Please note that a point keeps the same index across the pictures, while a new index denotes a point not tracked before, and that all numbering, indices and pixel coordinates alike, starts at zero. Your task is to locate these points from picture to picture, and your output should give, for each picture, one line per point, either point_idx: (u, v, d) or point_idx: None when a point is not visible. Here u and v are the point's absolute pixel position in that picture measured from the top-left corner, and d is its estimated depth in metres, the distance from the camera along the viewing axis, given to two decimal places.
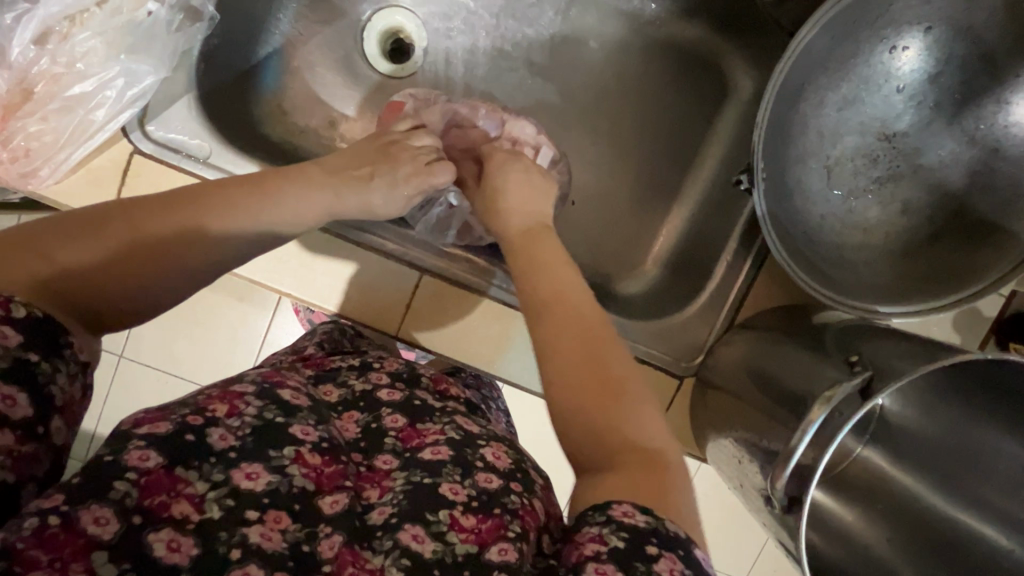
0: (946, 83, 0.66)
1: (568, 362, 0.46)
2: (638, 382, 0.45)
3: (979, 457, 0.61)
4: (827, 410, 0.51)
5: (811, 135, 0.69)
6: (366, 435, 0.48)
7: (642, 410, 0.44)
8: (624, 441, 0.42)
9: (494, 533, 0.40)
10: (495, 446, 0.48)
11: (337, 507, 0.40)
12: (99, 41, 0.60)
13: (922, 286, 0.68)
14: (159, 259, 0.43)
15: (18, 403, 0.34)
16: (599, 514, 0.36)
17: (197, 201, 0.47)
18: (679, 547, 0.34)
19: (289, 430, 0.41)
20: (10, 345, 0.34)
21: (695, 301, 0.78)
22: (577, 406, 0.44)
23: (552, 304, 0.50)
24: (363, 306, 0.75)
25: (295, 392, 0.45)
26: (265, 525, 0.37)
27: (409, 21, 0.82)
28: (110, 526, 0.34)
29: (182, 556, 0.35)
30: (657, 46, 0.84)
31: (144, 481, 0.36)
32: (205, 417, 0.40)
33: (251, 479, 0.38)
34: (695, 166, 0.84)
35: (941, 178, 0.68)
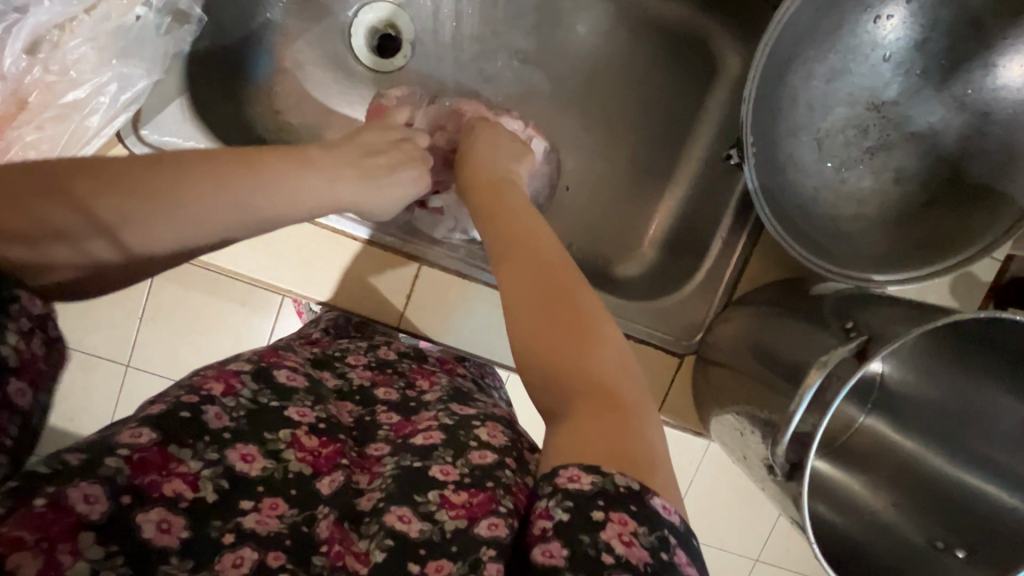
0: (932, 50, 0.66)
1: (538, 314, 0.44)
2: (601, 323, 0.45)
3: (980, 417, 0.61)
4: (825, 372, 0.53)
5: (801, 107, 0.69)
6: (359, 427, 0.49)
7: (606, 355, 0.43)
8: (588, 386, 0.41)
9: (486, 508, 0.39)
10: (490, 426, 0.48)
11: (334, 486, 0.42)
12: (90, 48, 0.61)
13: (913, 253, 0.69)
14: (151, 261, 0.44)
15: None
16: (547, 484, 0.36)
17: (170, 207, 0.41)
18: (631, 503, 0.34)
19: (286, 413, 0.45)
20: None
21: (693, 280, 0.79)
22: (545, 356, 0.43)
23: (522, 257, 0.49)
24: (366, 299, 0.77)
25: (289, 374, 0.49)
26: (262, 512, 0.38)
27: (395, 15, 0.82)
28: (99, 505, 0.34)
29: (172, 538, 0.35)
30: (644, 28, 0.84)
31: (136, 458, 0.37)
32: (200, 395, 0.42)
33: (246, 461, 0.40)
34: (688, 147, 0.84)
35: (930, 146, 0.69)
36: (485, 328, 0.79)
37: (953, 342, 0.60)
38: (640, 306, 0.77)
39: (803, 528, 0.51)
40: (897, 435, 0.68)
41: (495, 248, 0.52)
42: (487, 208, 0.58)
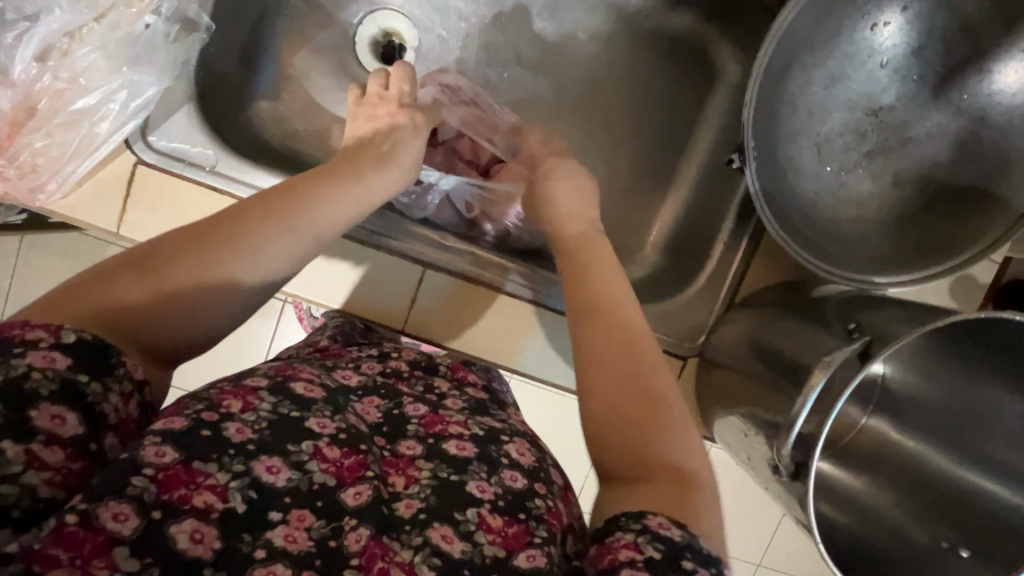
0: (929, 56, 0.68)
1: (609, 377, 0.45)
2: (677, 406, 0.45)
3: (982, 415, 0.62)
4: (828, 374, 0.51)
5: (801, 113, 0.70)
6: (388, 421, 0.47)
7: (675, 429, 0.44)
8: (656, 458, 0.42)
9: (521, 539, 0.41)
10: (518, 442, 0.50)
11: (360, 499, 0.40)
12: (100, 55, 0.61)
13: (916, 255, 0.69)
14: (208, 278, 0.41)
15: (67, 423, 0.34)
16: (634, 521, 0.37)
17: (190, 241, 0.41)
18: (711, 565, 0.36)
19: (306, 424, 0.41)
20: (57, 367, 0.34)
21: (695, 283, 0.79)
22: (615, 420, 0.44)
23: (597, 312, 0.49)
24: (373, 303, 0.77)
25: (308, 385, 0.44)
26: (290, 525, 0.37)
27: (400, 23, 0.83)
28: (131, 521, 0.34)
29: (205, 548, 0.35)
30: (645, 37, 0.85)
31: (161, 476, 0.35)
32: (220, 412, 0.39)
33: (271, 473, 0.38)
34: (689, 151, 0.85)
35: (929, 151, 0.70)
36: (485, 330, 0.78)
37: (956, 345, 0.60)
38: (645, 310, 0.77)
39: (808, 528, 0.51)
40: (899, 434, 0.69)
41: (580, 306, 0.50)
42: (580, 257, 0.57)
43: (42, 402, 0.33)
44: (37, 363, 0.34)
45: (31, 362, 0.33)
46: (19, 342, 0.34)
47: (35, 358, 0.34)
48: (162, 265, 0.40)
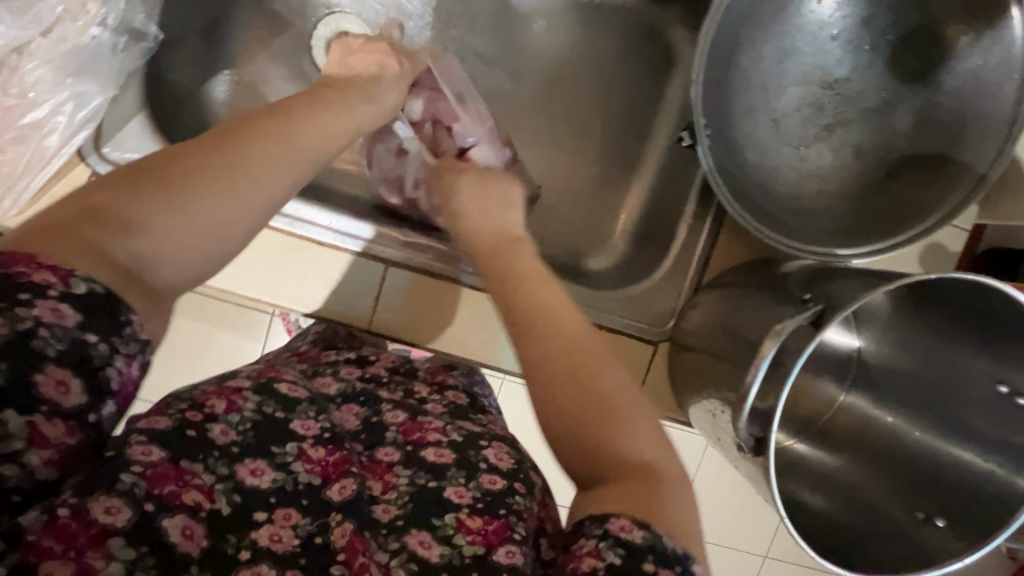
0: (877, 26, 0.67)
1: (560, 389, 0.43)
2: (631, 404, 0.43)
3: (951, 381, 0.61)
4: (779, 342, 0.50)
5: (754, 89, 0.70)
6: (366, 428, 0.47)
7: (633, 427, 0.42)
8: (616, 459, 0.41)
9: (500, 535, 0.40)
10: (498, 446, 0.48)
11: (346, 493, 0.40)
12: (47, 70, 0.61)
13: (881, 226, 0.68)
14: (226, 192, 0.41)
15: (71, 389, 0.32)
16: (596, 525, 0.36)
17: (196, 159, 0.40)
18: (676, 563, 0.35)
19: (290, 427, 0.40)
20: (68, 325, 0.32)
21: (662, 266, 0.78)
22: (569, 432, 0.42)
23: (534, 323, 0.47)
24: (340, 305, 0.76)
25: (292, 384, 0.43)
26: (276, 524, 0.37)
27: (354, 25, 0.81)
28: (122, 513, 0.33)
29: (194, 545, 0.35)
30: (601, 25, 0.86)
31: (150, 473, 0.35)
32: (203, 413, 0.38)
33: (255, 476, 0.38)
34: (651, 135, 0.85)
35: (888, 120, 0.69)
36: (455, 326, 0.78)
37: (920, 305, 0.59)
38: (611, 299, 0.77)
39: (772, 503, 0.50)
40: (876, 411, 0.67)
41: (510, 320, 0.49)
42: (501, 269, 0.55)
43: (47, 363, 0.31)
44: (46, 317, 0.31)
45: (39, 316, 0.31)
46: (27, 287, 0.31)
47: (44, 311, 0.31)
48: (171, 182, 0.39)
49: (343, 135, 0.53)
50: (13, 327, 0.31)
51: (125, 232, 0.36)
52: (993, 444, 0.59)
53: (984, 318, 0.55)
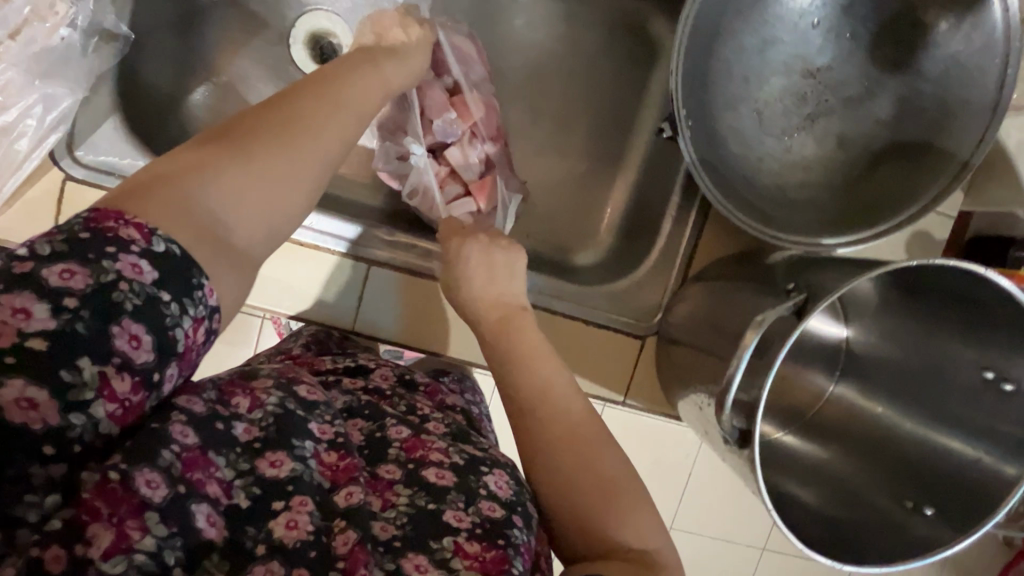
0: (857, 13, 0.67)
1: (566, 470, 0.46)
2: (631, 484, 0.47)
3: (939, 368, 0.60)
4: (760, 333, 0.50)
5: (736, 79, 0.69)
6: (370, 446, 0.45)
7: (633, 507, 0.45)
8: (617, 542, 0.44)
9: (498, 565, 0.40)
10: (499, 474, 0.47)
11: (352, 500, 0.39)
12: (16, 72, 0.59)
13: (867, 216, 0.68)
14: (294, 143, 0.42)
15: (141, 345, 0.33)
16: None
17: (266, 118, 0.42)
18: None
19: (308, 426, 0.40)
20: (144, 281, 0.33)
21: (648, 260, 0.78)
22: (573, 511, 0.45)
23: (541, 406, 0.49)
24: (326, 307, 0.77)
25: (310, 387, 0.43)
26: (292, 510, 0.36)
27: (333, 22, 0.80)
28: (161, 489, 0.32)
29: (217, 532, 0.34)
30: (583, 17, 0.85)
31: (185, 455, 0.34)
32: (227, 409, 0.37)
33: (274, 467, 0.37)
34: (636, 128, 0.84)
35: (871, 109, 0.68)
36: (439, 325, 0.78)
37: (914, 292, 0.58)
38: (598, 294, 0.77)
39: (758, 496, 0.49)
40: (863, 399, 0.67)
41: (522, 404, 0.50)
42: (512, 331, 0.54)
43: (124, 317, 0.32)
44: (125, 272, 0.32)
45: (120, 270, 0.32)
46: (112, 241, 0.33)
47: (125, 266, 0.32)
48: (243, 138, 0.40)
49: (378, 91, 0.52)
50: (96, 280, 0.32)
51: (208, 179, 0.37)
52: (981, 431, 0.58)
53: (970, 304, 0.55)
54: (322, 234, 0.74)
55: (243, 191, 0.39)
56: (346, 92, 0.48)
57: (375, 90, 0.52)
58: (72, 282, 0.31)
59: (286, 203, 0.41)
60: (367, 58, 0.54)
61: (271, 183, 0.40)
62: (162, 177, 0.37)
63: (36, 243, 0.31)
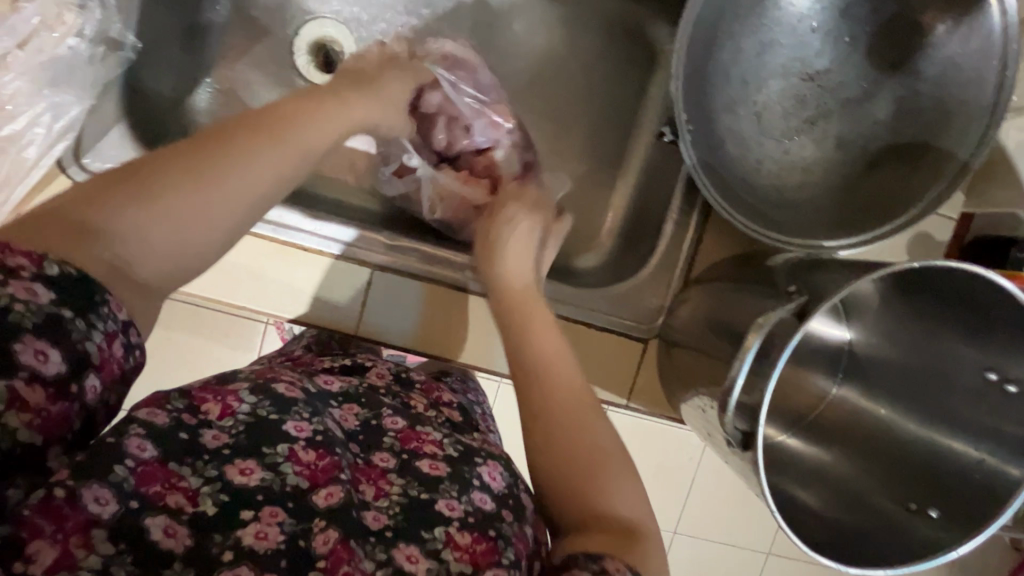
0: (855, 16, 0.67)
1: (558, 432, 0.47)
2: (620, 459, 0.46)
3: (941, 369, 0.60)
4: (761, 336, 0.51)
5: (735, 82, 0.70)
6: (363, 430, 0.47)
7: (619, 481, 0.45)
8: (600, 509, 0.43)
9: (487, 557, 0.40)
10: (492, 465, 0.48)
11: (332, 500, 0.39)
12: (24, 81, 0.60)
13: (867, 217, 0.68)
14: (206, 184, 0.40)
15: (50, 359, 0.32)
16: (591, 561, 0.36)
17: (188, 157, 0.40)
18: None
19: (283, 427, 0.40)
20: (41, 300, 0.32)
21: (649, 263, 0.78)
22: (558, 473, 0.45)
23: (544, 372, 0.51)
24: (328, 311, 0.76)
25: (289, 386, 0.45)
26: (261, 521, 0.36)
27: (334, 28, 0.82)
28: (110, 505, 0.33)
29: (177, 543, 0.34)
30: (582, 22, 0.85)
31: (141, 469, 0.35)
32: (198, 417, 0.39)
33: (243, 475, 0.37)
34: (635, 132, 0.85)
35: (869, 111, 0.69)
36: (442, 329, 0.78)
37: (918, 295, 0.58)
38: (599, 296, 0.77)
39: (762, 497, 0.49)
40: (865, 401, 0.68)
41: (525, 365, 0.52)
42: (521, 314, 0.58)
43: (24, 334, 0.31)
44: (19, 293, 0.31)
45: (13, 293, 0.31)
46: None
47: (17, 287, 0.31)
48: (148, 178, 0.39)
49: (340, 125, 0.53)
50: None
51: (98, 225, 0.36)
52: (983, 431, 0.58)
53: (973, 305, 0.55)
54: (327, 238, 0.75)
55: (148, 222, 0.38)
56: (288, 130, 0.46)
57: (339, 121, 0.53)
58: None
59: (190, 244, 0.40)
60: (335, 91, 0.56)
61: (170, 222, 0.39)
62: (63, 215, 0.36)
63: None
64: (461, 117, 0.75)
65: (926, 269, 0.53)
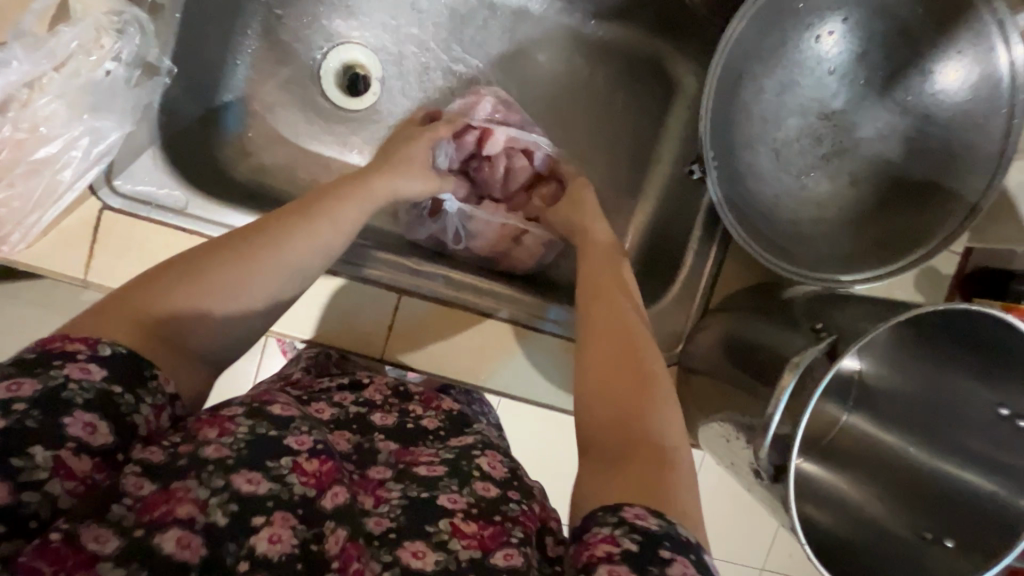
0: (872, 60, 0.70)
1: (609, 359, 0.48)
2: (664, 386, 0.47)
3: (953, 404, 0.63)
4: (798, 374, 0.53)
5: (755, 119, 0.72)
6: (358, 453, 0.47)
7: (664, 407, 0.46)
8: (637, 435, 0.43)
9: (497, 539, 0.40)
10: (490, 454, 0.48)
11: (338, 501, 0.40)
12: (60, 104, 0.60)
13: (880, 252, 0.71)
14: (257, 262, 0.45)
15: (97, 431, 0.36)
16: (611, 514, 0.37)
17: (242, 241, 0.46)
18: (690, 552, 0.36)
19: (284, 441, 0.40)
20: (95, 379, 0.37)
21: (669, 291, 0.80)
22: (599, 394, 0.46)
23: (602, 304, 0.54)
24: (355, 333, 0.76)
25: (284, 406, 0.44)
26: (275, 525, 0.37)
27: (362, 55, 0.83)
28: (110, 541, 0.34)
29: (193, 554, 0.35)
30: (605, 54, 0.87)
31: (140, 501, 0.36)
32: (195, 443, 0.39)
33: (252, 484, 0.38)
34: (655, 161, 0.87)
35: (880, 152, 0.72)
36: (464, 352, 0.77)
37: (938, 331, 0.60)
38: None
39: (792, 530, 0.51)
40: (876, 430, 0.70)
41: (591, 297, 0.56)
42: (593, 254, 0.63)
43: (75, 409, 0.35)
44: (74, 374, 0.36)
45: (69, 372, 0.36)
46: (59, 354, 0.37)
47: (73, 369, 0.36)
48: (202, 262, 0.44)
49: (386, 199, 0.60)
50: (44, 384, 0.35)
51: (154, 309, 0.41)
52: (994, 465, 0.61)
53: (989, 345, 0.57)
54: (361, 265, 0.75)
55: (196, 306, 0.43)
56: (331, 207, 0.52)
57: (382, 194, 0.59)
58: (19, 391, 0.34)
59: (240, 318, 0.45)
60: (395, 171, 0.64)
61: (219, 299, 0.44)
62: (122, 302, 0.41)
63: None
64: (517, 148, 0.81)
65: (949, 312, 0.56)
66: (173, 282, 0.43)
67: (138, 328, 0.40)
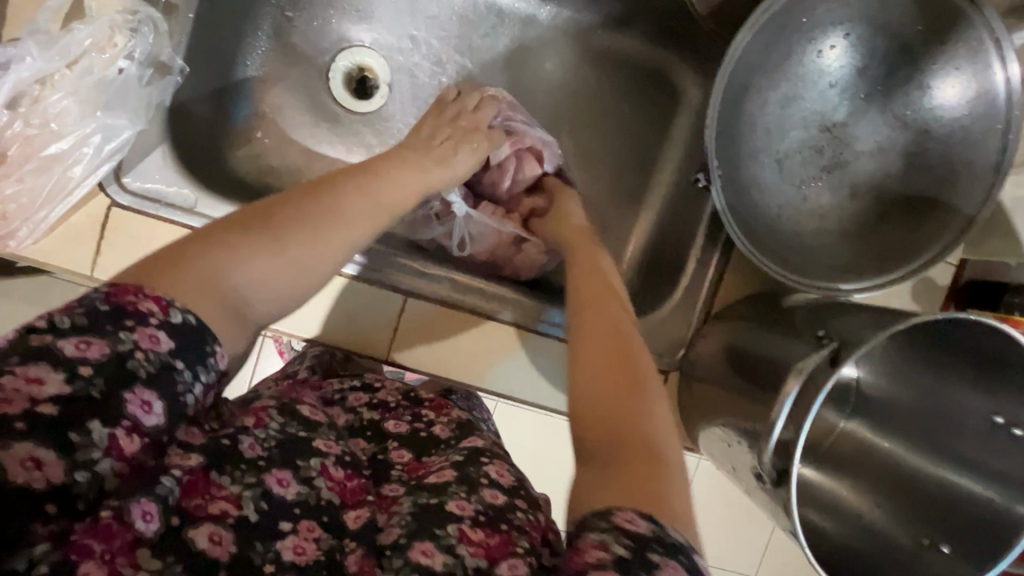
0: (872, 76, 0.72)
1: (612, 363, 0.50)
2: (668, 390, 0.49)
3: (949, 413, 0.64)
4: (801, 381, 0.53)
5: (759, 131, 0.74)
6: (372, 465, 0.48)
7: (666, 418, 0.46)
8: (639, 442, 0.43)
9: (504, 548, 0.39)
10: (497, 463, 0.48)
11: (360, 521, 0.41)
12: (72, 101, 0.61)
13: (881, 264, 0.72)
14: (321, 229, 0.48)
15: (153, 411, 0.36)
16: (601, 520, 0.36)
17: (304, 208, 0.48)
18: (681, 554, 0.35)
19: (314, 444, 0.43)
20: (161, 351, 0.36)
21: (672, 297, 0.81)
22: (601, 399, 0.47)
23: (604, 312, 0.57)
24: (359, 334, 0.76)
25: (312, 409, 0.48)
26: (299, 535, 0.38)
27: (371, 59, 0.84)
28: (154, 522, 0.35)
29: (223, 551, 0.36)
30: (611, 63, 0.89)
31: (185, 481, 0.37)
32: (234, 428, 0.41)
33: (282, 486, 0.39)
34: (659, 169, 0.88)
35: (880, 164, 0.73)
36: (468, 355, 0.78)
37: (936, 343, 0.61)
38: None
39: (794, 534, 0.52)
40: (874, 437, 0.71)
41: (594, 311, 0.58)
42: (587, 266, 0.66)
43: (137, 384, 0.35)
44: (143, 342, 0.36)
45: (138, 341, 0.36)
46: (132, 314, 0.36)
47: (143, 336, 0.36)
48: (267, 223, 0.45)
49: (415, 195, 0.60)
50: (113, 349, 0.35)
51: (225, 263, 0.42)
52: (993, 474, 0.61)
53: (988, 356, 0.58)
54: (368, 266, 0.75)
55: (260, 265, 0.44)
56: (379, 185, 0.55)
57: (408, 192, 0.60)
58: (87, 352, 0.34)
59: (298, 281, 0.46)
60: (408, 159, 0.63)
61: (284, 261, 0.45)
62: (188, 252, 0.41)
63: (56, 316, 0.35)
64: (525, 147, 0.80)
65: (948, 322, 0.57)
66: (240, 240, 0.43)
67: (207, 280, 0.40)
